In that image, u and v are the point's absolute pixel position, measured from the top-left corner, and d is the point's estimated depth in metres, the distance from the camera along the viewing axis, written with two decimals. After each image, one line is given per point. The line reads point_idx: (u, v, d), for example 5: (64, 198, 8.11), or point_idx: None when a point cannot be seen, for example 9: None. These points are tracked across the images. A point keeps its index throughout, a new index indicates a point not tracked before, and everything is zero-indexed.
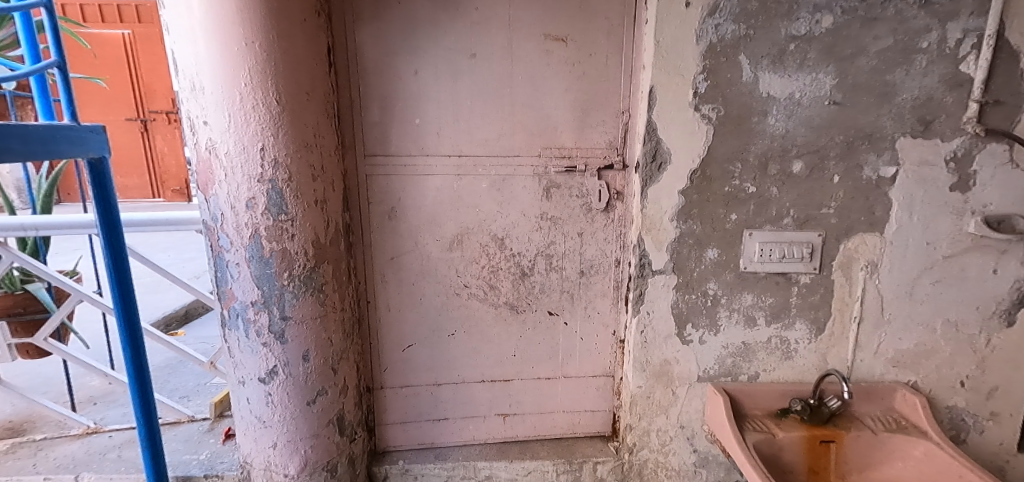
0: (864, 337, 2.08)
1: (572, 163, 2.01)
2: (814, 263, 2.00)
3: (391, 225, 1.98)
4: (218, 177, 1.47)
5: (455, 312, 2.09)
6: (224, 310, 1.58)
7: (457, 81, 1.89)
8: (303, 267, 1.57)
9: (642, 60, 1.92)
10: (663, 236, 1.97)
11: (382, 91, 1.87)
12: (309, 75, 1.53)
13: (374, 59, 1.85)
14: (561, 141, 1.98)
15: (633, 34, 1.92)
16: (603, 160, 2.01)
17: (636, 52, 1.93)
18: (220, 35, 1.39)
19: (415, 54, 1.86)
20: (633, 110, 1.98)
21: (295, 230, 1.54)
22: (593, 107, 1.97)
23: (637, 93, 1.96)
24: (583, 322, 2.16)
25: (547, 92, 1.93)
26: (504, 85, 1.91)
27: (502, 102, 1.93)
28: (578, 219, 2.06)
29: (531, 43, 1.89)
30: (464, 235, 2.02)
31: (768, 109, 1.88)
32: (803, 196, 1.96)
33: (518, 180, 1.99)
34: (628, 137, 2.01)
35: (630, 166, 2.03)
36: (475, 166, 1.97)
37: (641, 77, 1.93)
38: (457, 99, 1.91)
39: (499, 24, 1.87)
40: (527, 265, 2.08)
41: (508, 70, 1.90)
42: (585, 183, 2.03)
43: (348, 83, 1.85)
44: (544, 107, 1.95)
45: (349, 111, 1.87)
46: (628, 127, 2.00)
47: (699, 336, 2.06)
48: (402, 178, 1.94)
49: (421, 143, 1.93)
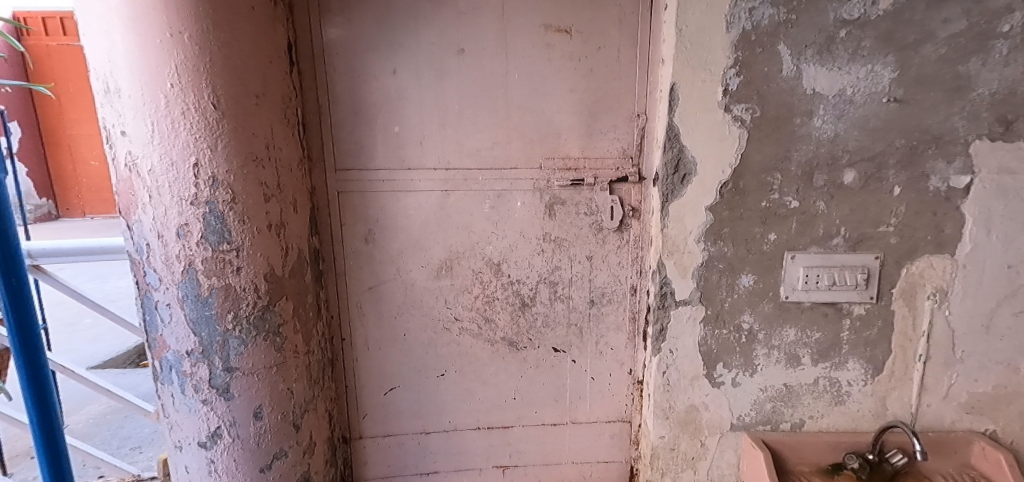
0: (932, 378, 1.74)
1: (579, 175, 1.71)
2: (871, 291, 1.68)
3: (369, 250, 1.71)
4: (141, 200, 1.21)
5: (445, 350, 1.81)
6: (156, 361, 1.31)
7: (443, 82, 1.63)
8: (253, 306, 1.30)
9: (661, 53, 1.62)
10: (689, 261, 1.67)
11: (356, 94, 1.61)
12: (256, 74, 1.27)
13: (345, 57, 1.58)
14: (565, 150, 1.69)
15: (649, 23, 1.62)
16: (615, 172, 1.71)
17: (653, 42, 1.63)
18: (138, 23, 1.13)
19: (393, 50, 1.59)
20: (651, 112, 1.68)
21: (241, 262, 1.27)
22: (603, 110, 1.67)
23: (656, 92, 1.66)
24: (594, 360, 1.86)
25: (549, 92, 1.65)
26: (498, 86, 1.64)
27: (496, 105, 1.65)
28: (586, 241, 1.76)
29: (529, 36, 1.61)
30: (454, 260, 1.75)
31: (814, 108, 1.57)
32: (856, 212, 1.64)
33: (515, 195, 1.72)
34: (645, 144, 1.70)
35: (648, 179, 1.72)
36: (466, 181, 1.70)
37: (660, 73, 1.63)
38: (443, 103, 1.64)
39: (491, 14, 1.59)
40: (528, 294, 1.80)
41: (502, 69, 1.63)
42: (595, 198, 1.73)
43: (314, 85, 1.58)
44: (545, 110, 1.66)
45: (315, 118, 1.60)
46: (645, 131, 1.69)
47: (732, 378, 1.75)
48: (380, 196, 1.68)
49: (402, 154, 1.66)
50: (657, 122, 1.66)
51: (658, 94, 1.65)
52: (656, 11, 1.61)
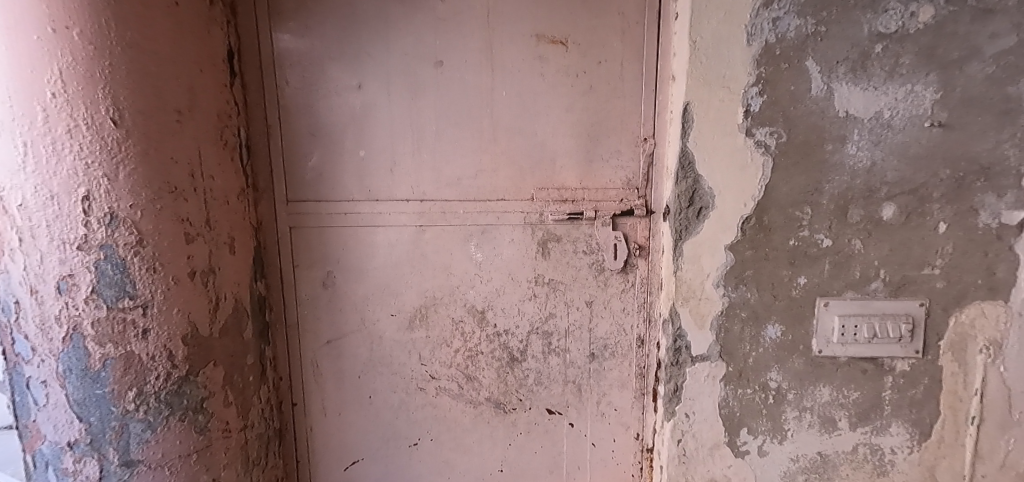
0: (987, 443, 1.50)
1: (577, 208, 1.47)
2: (916, 345, 1.45)
3: (328, 296, 1.43)
4: (10, 243, 0.94)
5: (419, 414, 1.52)
6: (28, 455, 1.02)
7: (416, 99, 1.38)
8: (164, 378, 1.03)
9: (670, 68, 1.40)
10: (706, 309, 1.42)
11: (312, 112, 1.36)
12: (178, 84, 1.04)
13: (300, 69, 1.33)
14: (559, 179, 1.46)
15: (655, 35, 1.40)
16: (618, 204, 1.47)
17: (661, 55, 1.40)
18: (10, 15, 0.89)
19: (357, 61, 1.35)
20: (659, 136, 1.44)
21: (147, 323, 1.01)
22: (603, 133, 1.44)
23: (664, 112, 1.43)
24: (594, 424, 1.59)
25: (541, 112, 1.42)
26: (482, 104, 1.41)
27: (480, 127, 1.42)
28: (585, 284, 1.51)
29: (517, 48, 1.39)
30: (429, 308, 1.48)
31: (847, 133, 1.35)
32: (897, 252, 1.42)
33: (503, 231, 1.47)
34: (653, 173, 1.47)
35: (656, 213, 1.48)
36: (444, 214, 1.45)
37: (669, 91, 1.41)
38: (417, 123, 1.40)
39: (472, 21, 1.37)
40: (518, 348, 1.53)
41: (487, 85, 1.40)
42: (595, 235, 1.49)
43: (262, 102, 1.33)
44: (536, 133, 1.43)
45: (262, 140, 1.34)
46: (652, 158, 1.46)
47: (758, 445, 1.49)
48: (342, 232, 1.41)
49: (369, 184, 1.41)
50: (667, 148, 1.43)
51: (667, 115, 1.42)
52: (664, 20, 1.39)
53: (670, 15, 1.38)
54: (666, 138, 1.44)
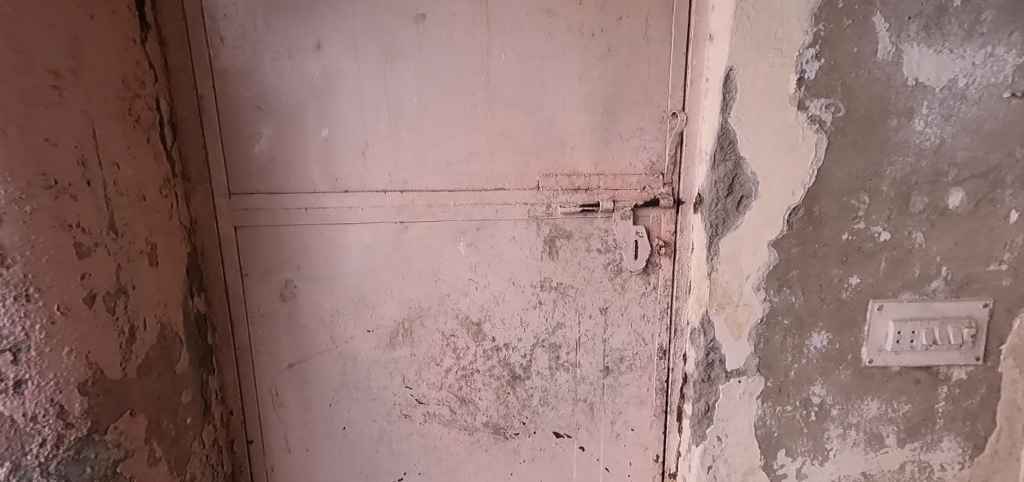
0: None
1: (591, 198, 1.22)
2: (977, 351, 1.24)
3: (287, 311, 1.16)
4: None
5: (403, 445, 1.28)
6: None
7: (393, 64, 1.11)
8: (53, 443, 0.80)
9: (707, 25, 1.14)
10: (745, 317, 1.20)
11: (258, 79, 1.06)
12: (55, 46, 0.81)
13: (241, 23, 1.03)
14: (570, 163, 1.21)
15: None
16: (639, 193, 1.24)
17: (697, 9, 1.14)
18: None
19: (316, 13, 1.06)
20: (692, 110, 1.19)
21: (21, 372, 0.77)
22: (622, 107, 1.19)
23: (698, 80, 1.17)
24: (608, 447, 1.38)
25: (547, 82, 1.16)
26: (476, 71, 1.14)
27: (473, 99, 1.15)
28: (600, 289, 1.29)
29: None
30: (414, 321, 1.23)
31: (915, 106, 1.12)
32: (962, 246, 1.19)
33: (503, 227, 1.22)
34: (685, 155, 1.21)
35: (686, 202, 1.24)
36: (430, 207, 1.18)
37: (705, 54, 1.15)
38: (395, 95, 1.12)
39: None
40: (520, 364, 1.29)
41: (482, 46, 1.13)
42: (612, 230, 1.25)
43: (188, 65, 1.02)
44: (542, 106, 1.18)
45: (192, 115, 1.04)
46: (683, 137, 1.21)
47: (796, 468, 1.29)
48: (302, 232, 1.14)
49: (335, 171, 1.13)
50: (701, 125, 1.18)
51: (702, 84, 1.17)
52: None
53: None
54: (700, 112, 1.18)
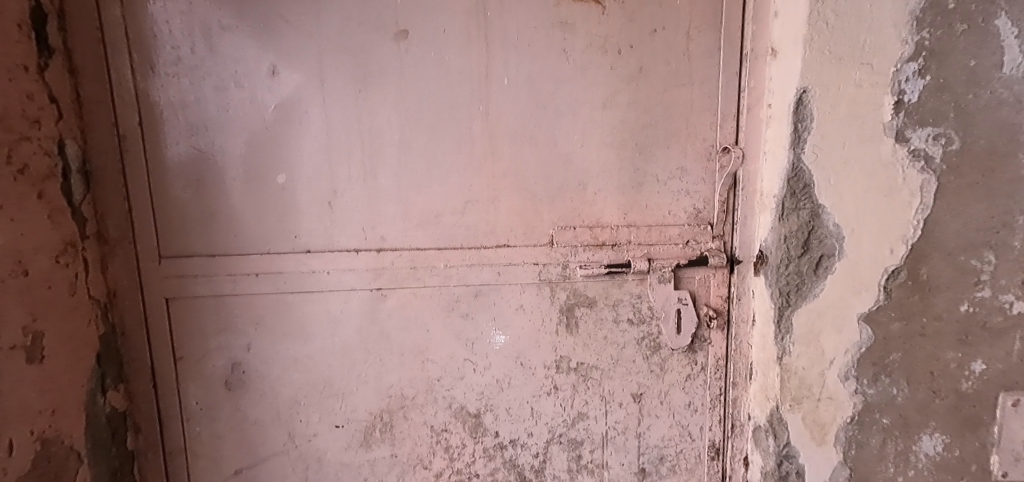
0: None
1: (618, 256, 0.97)
2: None
3: (234, 403, 0.92)
4: None
5: None
6: None
7: (368, 92, 0.88)
8: None
9: (769, 39, 0.89)
10: (829, 416, 0.88)
11: (198, 115, 0.85)
12: None
13: (178, 45, 0.82)
14: (593, 212, 0.95)
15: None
16: (682, 249, 0.97)
17: (755, 17, 0.89)
18: None
19: (268, 31, 0.84)
20: (751, 145, 0.93)
21: None
22: (659, 141, 0.94)
23: (758, 107, 0.91)
24: None
25: (563, 112, 0.91)
26: (472, 99, 0.90)
27: (469, 134, 0.91)
28: (633, 369, 1.01)
29: (525, 9, 0.87)
30: (395, 413, 0.97)
31: None
32: None
33: (507, 293, 0.96)
34: (744, 202, 0.95)
35: (745, 262, 0.97)
36: (415, 270, 0.93)
37: (768, 76, 0.90)
38: (371, 131, 0.89)
39: None
40: (532, 465, 1.02)
41: (480, 68, 0.89)
42: (647, 296, 0.99)
43: (106, 97, 0.81)
44: (557, 141, 0.92)
45: (111, 160, 0.82)
46: (740, 179, 0.94)
47: None
48: (254, 303, 0.90)
49: (294, 226, 0.90)
50: (764, 164, 0.92)
51: (763, 112, 0.91)
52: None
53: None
54: (761, 148, 0.92)
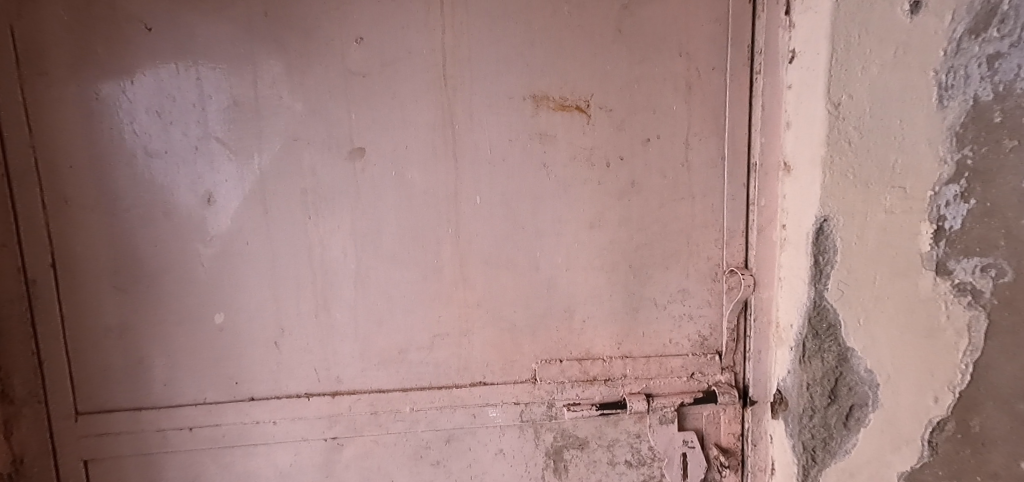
0: None
1: (612, 392, 0.83)
2: None
3: None
4: None
5: None
6: None
7: (319, 218, 0.77)
8: None
9: (782, 153, 0.77)
10: None
11: (123, 252, 0.74)
12: None
13: (100, 175, 0.73)
14: (581, 342, 0.83)
15: (752, 92, 0.77)
16: (686, 383, 0.83)
17: (764, 126, 0.77)
18: None
19: (202, 156, 0.73)
20: (765, 270, 0.80)
21: None
22: (655, 261, 0.81)
23: (772, 228, 0.79)
24: None
25: (544, 232, 0.80)
26: (438, 221, 0.78)
27: (436, 260, 0.79)
28: None
29: (497, 122, 0.76)
30: None
31: None
32: None
33: (485, 436, 0.83)
34: (757, 331, 0.81)
35: (762, 402, 0.83)
36: (376, 415, 0.81)
37: (781, 195, 0.77)
38: (323, 261, 0.78)
39: (413, 74, 0.74)
40: None
41: (447, 187, 0.78)
42: (648, 436, 0.85)
43: (12, 239, 0.72)
44: (537, 265, 0.80)
45: (17, 311, 0.73)
46: (753, 308, 0.81)
47: None
48: (188, 459, 0.78)
49: (236, 370, 0.78)
50: (780, 293, 0.79)
51: (778, 234, 0.78)
52: (769, 62, 0.76)
53: (781, 53, 0.75)
54: (777, 274, 0.79)
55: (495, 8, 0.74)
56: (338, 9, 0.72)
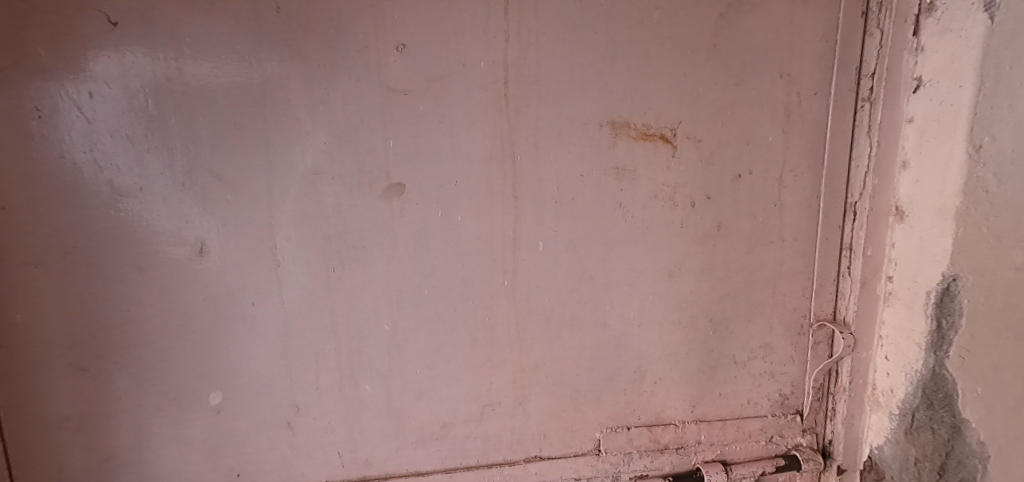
0: None
1: (684, 462, 0.72)
2: None
3: None
4: None
5: None
6: None
7: (346, 271, 0.61)
8: None
9: (895, 196, 0.67)
10: None
11: (84, 321, 0.57)
12: None
13: (47, 221, 0.54)
14: (650, 407, 0.71)
15: (857, 123, 0.67)
16: (764, 449, 0.74)
17: (878, 167, 0.66)
18: None
19: (191, 195, 0.56)
20: (863, 327, 0.70)
21: None
22: (737, 314, 0.71)
23: (875, 280, 0.69)
24: None
25: (614, 284, 0.67)
26: (492, 272, 0.64)
27: (488, 318, 0.65)
28: None
29: (568, 154, 0.63)
30: None
31: None
32: None
33: None
34: (850, 393, 0.72)
35: (851, 470, 0.74)
36: None
37: (890, 243, 0.68)
38: (350, 324, 0.63)
39: (468, 93, 0.59)
40: None
41: (504, 232, 0.64)
42: None
43: None
44: (606, 322, 0.68)
45: None
46: (847, 368, 0.72)
47: None
48: None
49: (239, 460, 0.63)
50: (882, 352, 0.70)
51: (882, 287, 0.69)
52: (886, 89, 0.65)
53: (902, 80, 0.64)
54: (877, 331, 0.70)
55: (572, 14, 0.60)
56: (375, 7, 0.56)
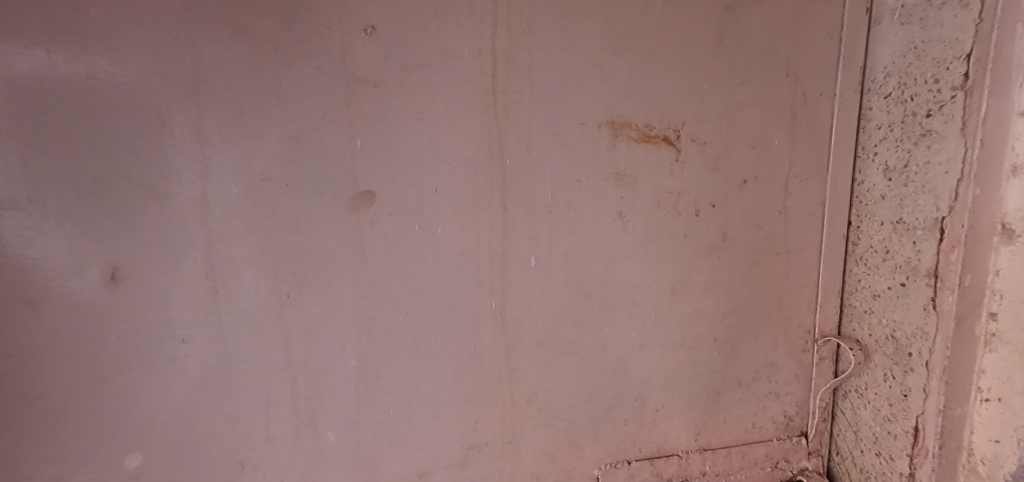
0: None
1: None
2: None
3: None
4: None
5: None
6: None
7: (304, 298, 0.51)
8: None
9: (1003, 211, 0.52)
10: None
11: None
12: None
13: None
14: (652, 437, 0.65)
15: (945, 119, 0.54)
16: (769, 475, 0.69)
17: (979, 172, 0.52)
18: None
19: (104, 207, 0.45)
20: (956, 377, 0.56)
21: None
22: (742, 332, 0.65)
23: (974, 319, 0.54)
24: None
25: (614, 304, 0.60)
26: (479, 294, 0.56)
27: (475, 346, 0.57)
28: None
29: (565, 157, 0.55)
30: None
31: None
32: None
33: None
34: (937, 460, 0.57)
35: None
36: None
37: (994, 271, 0.53)
38: (311, 361, 0.52)
39: (450, 86, 0.51)
40: None
41: (492, 247, 0.55)
42: None
43: None
44: (605, 346, 0.61)
45: None
46: (933, 426, 0.58)
47: None
48: None
49: None
50: (981, 411, 0.55)
51: (983, 327, 0.54)
52: (991, 73, 0.50)
53: (1014, 61, 0.49)
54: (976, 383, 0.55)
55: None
56: None
